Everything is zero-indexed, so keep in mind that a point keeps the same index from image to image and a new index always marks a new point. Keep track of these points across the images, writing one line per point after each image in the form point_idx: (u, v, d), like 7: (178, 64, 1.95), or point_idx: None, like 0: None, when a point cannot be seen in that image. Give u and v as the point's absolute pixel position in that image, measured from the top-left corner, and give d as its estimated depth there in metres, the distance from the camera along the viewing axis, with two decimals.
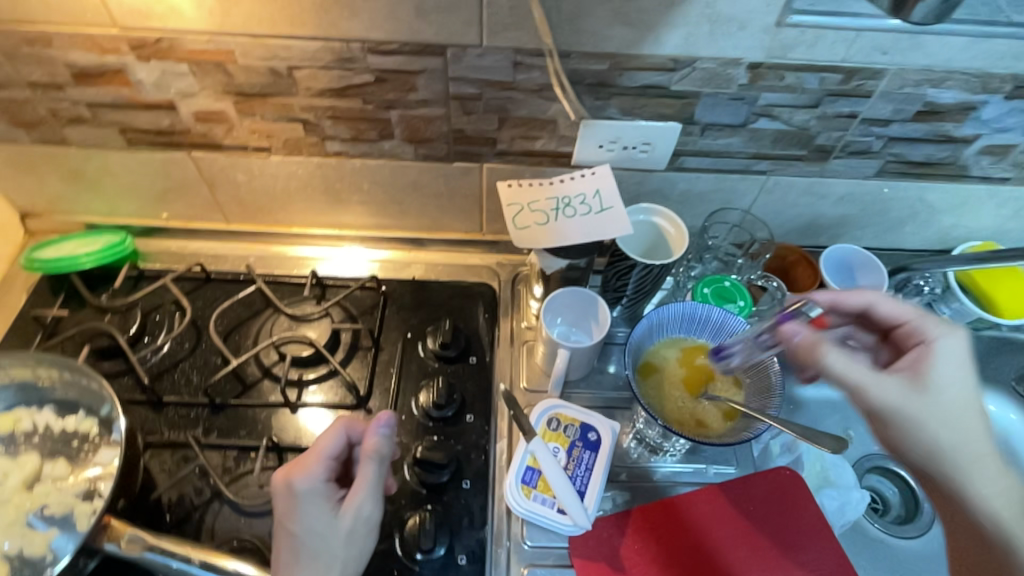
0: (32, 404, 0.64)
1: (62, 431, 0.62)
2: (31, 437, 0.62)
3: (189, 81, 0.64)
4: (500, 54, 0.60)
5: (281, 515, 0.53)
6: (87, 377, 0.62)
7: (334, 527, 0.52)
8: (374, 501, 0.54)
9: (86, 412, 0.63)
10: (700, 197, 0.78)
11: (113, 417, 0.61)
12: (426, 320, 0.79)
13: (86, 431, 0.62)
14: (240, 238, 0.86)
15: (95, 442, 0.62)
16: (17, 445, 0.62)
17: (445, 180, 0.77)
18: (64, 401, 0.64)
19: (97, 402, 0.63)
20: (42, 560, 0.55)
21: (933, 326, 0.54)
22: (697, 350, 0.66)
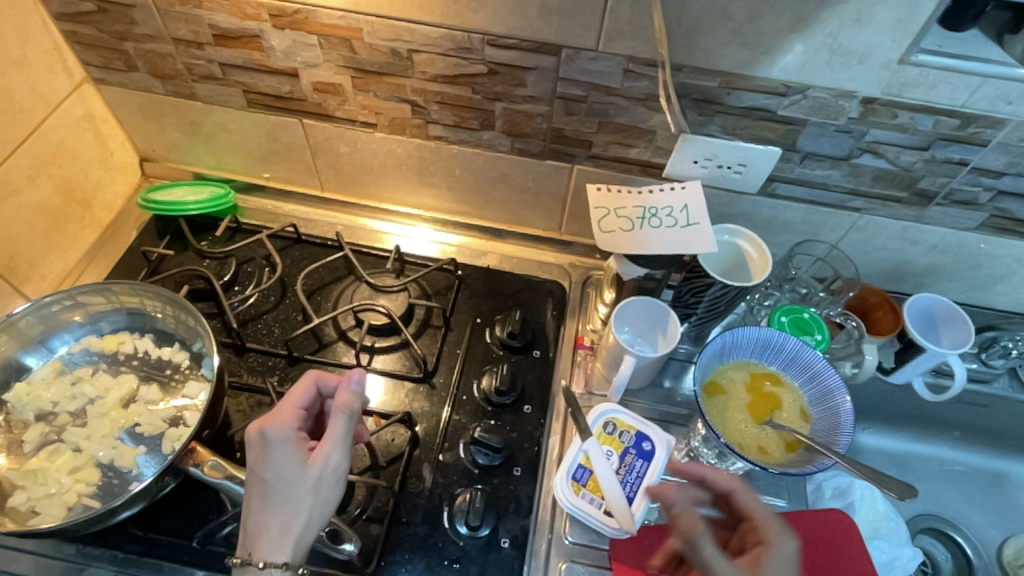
0: (135, 330, 0.69)
1: (157, 359, 0.67)
2: (130, 360, 0.67)
3: (315, 53, 0.68)
4: (612, 59, 0.62)
5: (252, 463, 0.53)
6: (186, 313, 0.67)
7: (302, 475, 0.52)
8: (343, 452, 0.54)
9: (180, 346, 0.68)
10: (785, 225, 0.77)
11: (204, 353, 0.67)
12: (495, 308, 0.81)
13: (178, 363, 0.67)
14: (331, 206, 0.90)
15: (185, 374, 0.67)
16: (118, 365, 0.67)
17: (534, 176, 0.78)
18: (162, 332, 0.69)
19: (191, 337, 0.68)
20: (128, 472, 0.59)
21: (774, 529, 0.57)
22: (766, 377, 0.66)
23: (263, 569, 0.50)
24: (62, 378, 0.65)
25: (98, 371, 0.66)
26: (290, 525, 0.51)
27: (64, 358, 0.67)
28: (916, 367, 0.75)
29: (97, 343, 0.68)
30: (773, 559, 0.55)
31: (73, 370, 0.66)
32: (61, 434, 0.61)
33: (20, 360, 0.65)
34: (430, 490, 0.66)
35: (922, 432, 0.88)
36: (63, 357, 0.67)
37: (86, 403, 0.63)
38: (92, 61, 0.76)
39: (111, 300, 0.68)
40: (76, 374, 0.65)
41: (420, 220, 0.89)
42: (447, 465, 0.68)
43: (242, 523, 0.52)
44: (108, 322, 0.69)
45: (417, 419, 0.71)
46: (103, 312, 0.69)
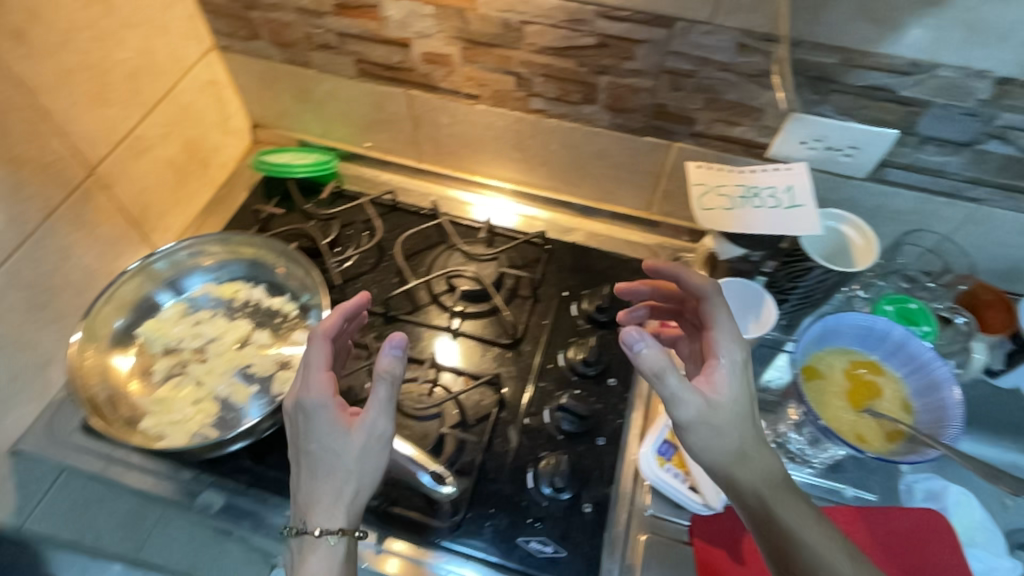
0: (249, 280, 0.74)
1: (268, 306, 0.72)
2: (244, 307, 0.72)
3: (429, 23, 0.71)
4: (727, 33, 0.61)
5: (298, 436, 0.53)
6: (298, 266, 0.72)
7: (347, 444, 0.51)
8: (387, 417, 0.52)
9: (290, 297, 0.73)
10: (894, 215, 0.74)
11: (312, 305, 0.71)
12: (583, 282, 0.81)
13: (287, 312, 0.72)
14: (425, 177, 0.93)
15: (292, 323, 0.71)
16: (233, 310, 0.72)
17: (631, 152, 0.78)
18: (274, 283, 0.74)
19: (300, 289, 0.72)
20: (242, 408, 0.64)
21: (724, 340, 0.55)
22: (866, 366, 0.64)
23: (319, 538, 0.50)
24: (186, 318, 0.71)
25: (217, 314, 0.71)
26: (341, 493, 0.51)
27: (187, 301, 0.73)
28: None
29: (216, 289, 0.73)
30: (725, 369, 0.53)
31: (195, 311, 0.72)
32: (184, 368, 0.67)
33: (150, 299, 0.71)
34: (516, 451, 0.68)
35: None
36: (185, 300, 0.73)
37: (207, 342, 0.69)
38: (221, 29, 0.81)
39: (231, 250, 0.73)
40: (198, 315, 0.71)
41: (502, 191, 0.91)
42: (533, 429, 0.69)
43: (295, 495, 0.52)
44: (225, 271, 0.74)
45: (504, 382, 0.73)
46: (222, 261, 0.74)
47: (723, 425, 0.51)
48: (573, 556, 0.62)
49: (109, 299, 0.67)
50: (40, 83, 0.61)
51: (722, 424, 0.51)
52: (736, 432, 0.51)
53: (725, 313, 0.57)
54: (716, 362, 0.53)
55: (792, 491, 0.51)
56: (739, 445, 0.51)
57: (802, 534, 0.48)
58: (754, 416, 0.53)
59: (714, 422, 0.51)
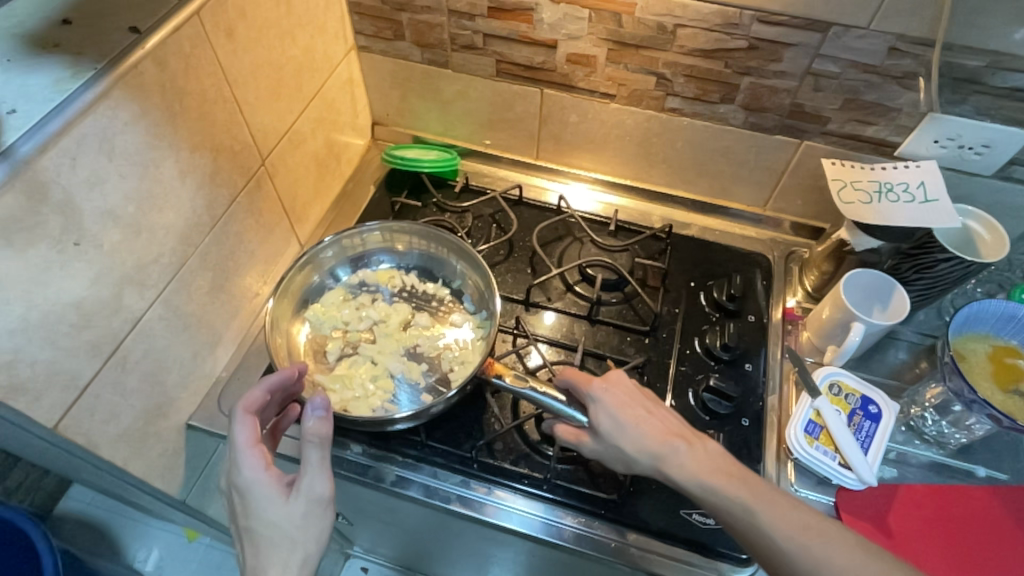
0: (401, 268, 0.79)
1: (423, 291, 0.77)
2: (400, 292, 0.76)
3: (582, 26, 0.75)
4: (881, 37, 0.66)
5: (239, 514, 0.50)
6: (454, 252, 0.77)
7: (287, 512, 0.48)
8: (325, 477, 0.50)
9: (442, 283, 0.78)
10: (1014, 211, 0.78)
11: (466, 289, 0.76)
12: (707, 274, 0.85)
13: (441, 296, 0.76)
14: (541, 173, 0.97)
15: (448, 306, 0.76)
16: (390, 296, 0.76)
17: (757, 150, 0.83)
18: (424, 269, 0.79)
19: (453, 275, 0.78)
20: (420, 382, 0.68)
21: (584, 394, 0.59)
22: (1008, 350, 0.68)
23: None
24: (349, 302, 0.75)
25: (376, 298, 0.75)
26: (289, 564, 0.48)
27: (345, 286, 0.76)
28: None
29: (372, 276, 0.77)
30: (601, 417, 0.57)
31: (357, 295, 0.75)
32: (357, 348, 0.71)
33: (314, 283, 0.75)
34: None
35: None
36: (344, 285, 0.76)
37: (373, 324, 0.73)
38: (365, 30, 0.86)
39: (386, 240, 0.78)
40: (360, 299, 0.75)
41: (598, 182, 0.95)
42: (681, 410, 0.73)
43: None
44: (378, 260, 0.79)
45: (646, 365, 0.76)
46: (375, 250, 0.78)
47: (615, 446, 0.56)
48: None
49: (284, 286, 0.71)
50: (238, 76, 0.65)
51: (621, 454, 0.56)
52: (633, 450, 0.55)
53: (574, 377, 0.60)
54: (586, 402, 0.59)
55: (716, 468, 0.53)
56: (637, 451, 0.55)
57: (765, 527, 0.50)
58: (638, 422, 0.56)
59: (613, 455, 0.57)
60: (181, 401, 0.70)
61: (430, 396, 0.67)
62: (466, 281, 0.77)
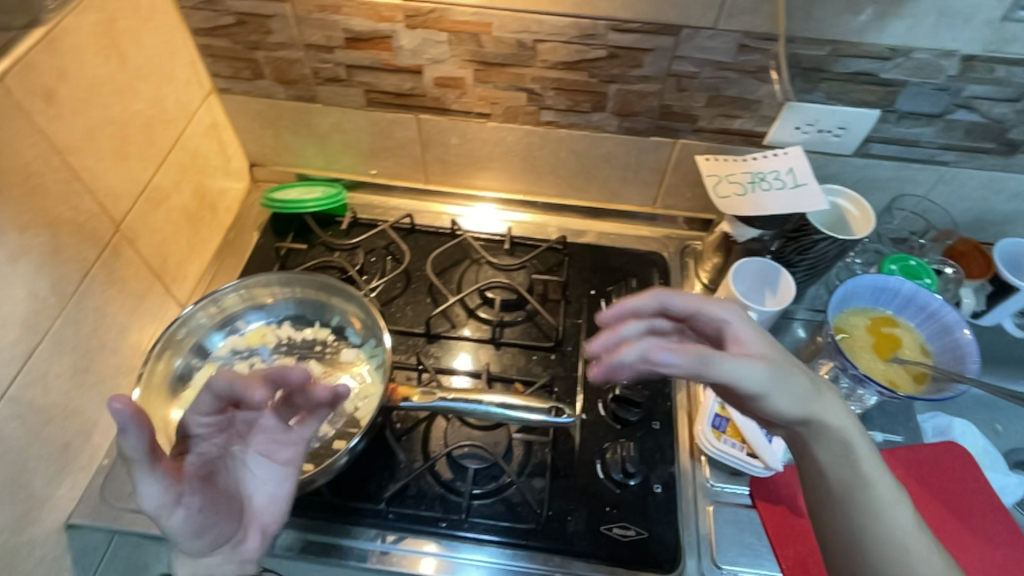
0: (271, 322, 0.74)
1: (303, 340, 0.73)
2: (278, 347, 0.72)
3: (443, 49, 0.74)
4: (729, 36, 0.67)
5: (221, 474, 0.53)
6: (318, 289, 0.73)
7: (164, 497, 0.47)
8: (149, 482, 0.44)
9: (319, 324, 0.74)
10: (877, 183, 0.82)
11: (348, 323, 0.73)
12: (606, 280, 0.86)
13: (323, 339, 0.73)
14: (434, 197, 0.95)
15: (333, 346, 0.72)
16: (270, 355, 0.71)
17: (637, 152, 0.84)
18: (297, 316, 0.75)
19: (327, 314, 0.74)
20: (326, 434, 0.65)
21: (733, 316, 0.48)
22: (884, 320, 0.71)
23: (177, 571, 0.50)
24: None
25: (253, 362, 0.70)
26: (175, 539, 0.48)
27: (216, 359, 0.71)
28: (1009, 308, 0.80)
29: (241, 341, 0.72)
30: (748, 334, 0.47)
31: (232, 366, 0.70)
32: None
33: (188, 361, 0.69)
34: (581, 446, 0.71)
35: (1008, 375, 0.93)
36: (215, 360, 0.71)
37: None
38: (221, 72, 0.81)
39: (244, 296, 0.73)
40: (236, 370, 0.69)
41: (493, 200, 0.94)
42: (592, 423, 0.73)
43: None
44: (244, 320, 0.74)
45: (555, 382, 0.75)
46: (237, 311, 0.73)
47: (776, 377, 0.45)
48: (655, 533, 0.66)
49: (146, 378, 0.64)
50: (70, 142, 0.60)
51: (791, 382, 0.45)
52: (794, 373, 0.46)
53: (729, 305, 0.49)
54: (727, 329, 0.48)
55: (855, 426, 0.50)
56: (811, 401, 0.46)
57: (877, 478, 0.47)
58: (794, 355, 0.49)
59: (778, 385, 0.45)
60: (57, 498, 0.63)
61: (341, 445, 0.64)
62: (343, 315, 0.74)
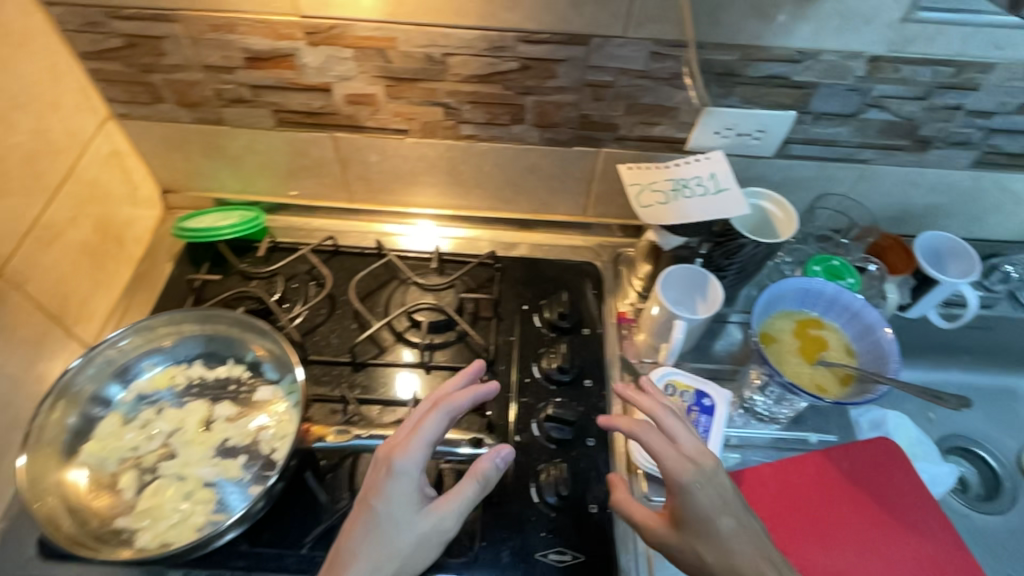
0: (181, 363, 0.70)
1: (217, 379, 0.69)
2: (189, 389, 0.68)
3: (350, 66, 0.71)
4: (640, 44, 0.66)
5: (366, 491, 0.55)
6: (229, 325, 0.70)
7: (417, 521, 0.54)
8: (415, 462, 0.55)
9: (234, 361, 0.70)
10: (800, 183, 0.83)
11: (264, 359, 0.69)
12: (539, 293, 0.84)
13: (238, 376, 0.69)
14: (361, 216, 0.92)
15: (249, 384, 0.69)
16: (180, 397, 0.67)
17: (562, 163, 0.82)
18: (209, 354, 0.71)
19: (242, 349, 0.70)
20: (241, 479, 0.61)
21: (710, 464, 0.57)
22: (810, 323, 0.71)
23: None
24: (130, 425, 0.65)
25: (161, 407, 0.66)
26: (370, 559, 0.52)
27: (121, 408, 0.66)
28: (931, 300, 0.81)
29: (148, 384, 0.68)
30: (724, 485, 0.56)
31: (138, 414, 0.66)
32: (155, 471, 0.61)
33: (89, 412, 0.65)
34: (515, 469, 0.69)
35: (938, 363, 0.95)
36: (119, 408, 0.66)
37: (167, 437, 0.64)
38: (116, 97, 0.76)
39: (149, 338, 0.69)
40: (142, 417, 0.65)
41: (423, 216, 0.92)
42: (526, 445, 0.71)
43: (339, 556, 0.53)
44: (151, 363, 0.69)
45: (487, 405, 0.73)
46: (142, 353, 0.69)
47: (719, 502, 0.54)
48: (592, 556, 0.64)
49: (35, 435, 0.60)
50: None
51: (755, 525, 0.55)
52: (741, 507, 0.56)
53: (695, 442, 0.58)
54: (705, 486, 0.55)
55: None
56: (746, 531, 0.54)
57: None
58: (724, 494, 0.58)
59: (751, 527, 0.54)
60: None
61: (260, 485, 0.61)
62: (258, 349, 0.70)
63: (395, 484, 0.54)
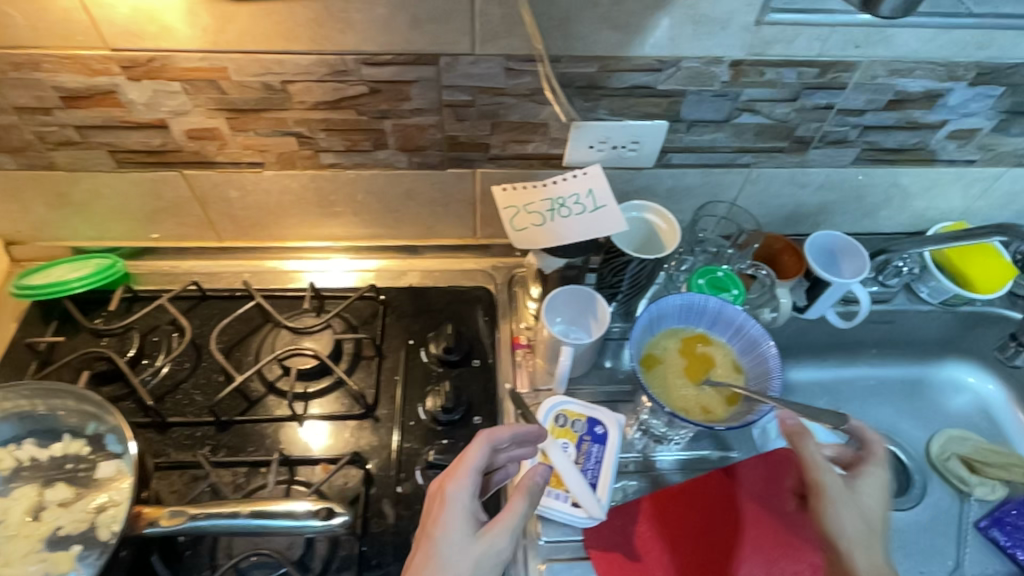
0: (9, 443, 0.63)
1: (52, 458, 0.62)
2: (20, 472, 0.61)
3: (182, 100, 0.64)
4: (492, 61, 0.62)
5: (428, 520, 0.54)
6: (63, 397, 0.62)
7: (474, 545, 0.52)
8: (468, 492, 0.54)
9: (72, 435, 0.63)
10: (686, 192, 0.80)
11: (105, 431, 0.62)
12: (426, 326, 0.79)
13: (77, 452, 0.62)
14: (235, 255, 0.86)
15: (90, 460, 0.62)
16: (8, 483, 0.60)
17: (438, 186, 0.78)
18: (44, 430, 0.63)
19: (81, 422, 0.63)
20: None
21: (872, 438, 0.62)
22: (697, 339, 0.68)
23: None
24: None
25: None
26: None
27: None
28: (827, 300, 0.79)
29: None
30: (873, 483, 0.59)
31: None
32: None
33: None
34: (396, 525, 0.64)
35: (843, 359, 0.95)
36: None
37: None
38: None
39: None
40: None
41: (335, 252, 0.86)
42: (408, 497, 0.66)
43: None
44: None
45: (368, 456, 0.68)
46: None
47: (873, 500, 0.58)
48: None
49: None
50: None
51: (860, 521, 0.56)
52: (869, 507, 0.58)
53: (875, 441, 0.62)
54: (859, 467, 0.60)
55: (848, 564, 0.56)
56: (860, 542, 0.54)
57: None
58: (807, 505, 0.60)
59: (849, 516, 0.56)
60: None
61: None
62: (100, 420, 0.62)
63: (449, 506, 0.54)
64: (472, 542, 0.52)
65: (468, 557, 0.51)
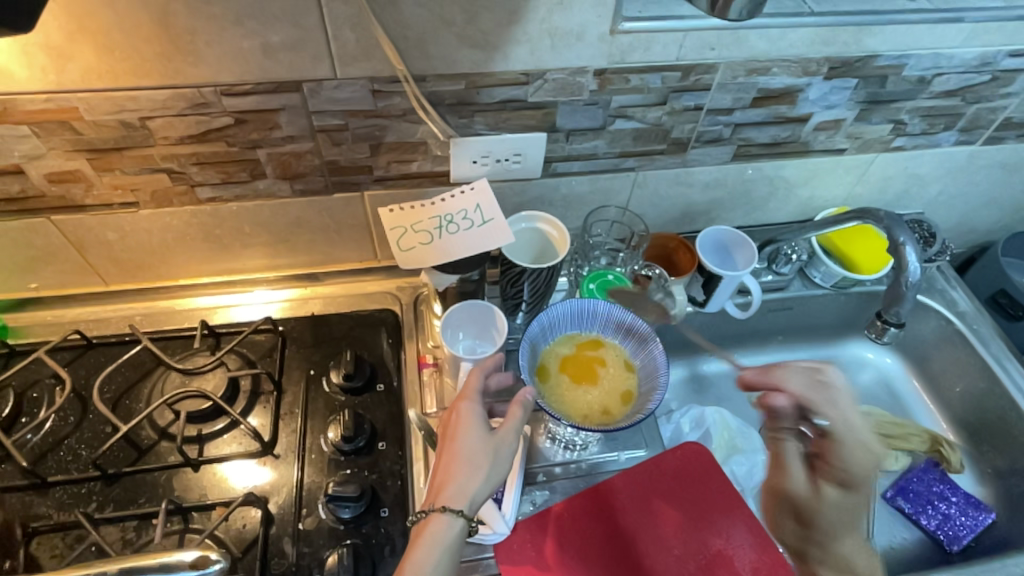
0: None
1: None
2: None
3: (33, 143, 0.61)
4: (356, 84, 0.62)
5: (449, 428, 0.59)
6: None
7: (493, 443, 0.58)
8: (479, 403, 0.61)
9: None
10: (580, 199, 0.81)
11: None
12: (327, 354, 0.78)
13: None
14: (123, 299, 0.82)
15: None
16: None
17: (328, 212, 0.77)
18: None
19: None
20: None
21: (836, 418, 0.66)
22: (588, 344, 0.70)
23: (447, 515, 0.54)
24: None
25: None
26: (472, 478, 0.56)
27: None
28: (723, 293, 0.82)
29: None
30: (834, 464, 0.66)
31: None
32: None
33: None
34: (297, 563, 0.62)
35: (751, 348, 0.98)
36: None
37: None
38: None
39: None
40: None
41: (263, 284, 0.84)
42: (310, 532, 0.64)
43: (437, 481, 0.56)
44: None
45: (268, 495, 0.66)
46: None
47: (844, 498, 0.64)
48: None
49: None
50: None
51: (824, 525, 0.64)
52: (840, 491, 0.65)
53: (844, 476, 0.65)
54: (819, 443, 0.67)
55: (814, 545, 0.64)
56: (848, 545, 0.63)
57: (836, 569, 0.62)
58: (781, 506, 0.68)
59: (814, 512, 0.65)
60: None
61: None
62: None
63: (467, 413, 0.59)
64: (492, 435, 0.58)
65: (489, 448, 0.57)
